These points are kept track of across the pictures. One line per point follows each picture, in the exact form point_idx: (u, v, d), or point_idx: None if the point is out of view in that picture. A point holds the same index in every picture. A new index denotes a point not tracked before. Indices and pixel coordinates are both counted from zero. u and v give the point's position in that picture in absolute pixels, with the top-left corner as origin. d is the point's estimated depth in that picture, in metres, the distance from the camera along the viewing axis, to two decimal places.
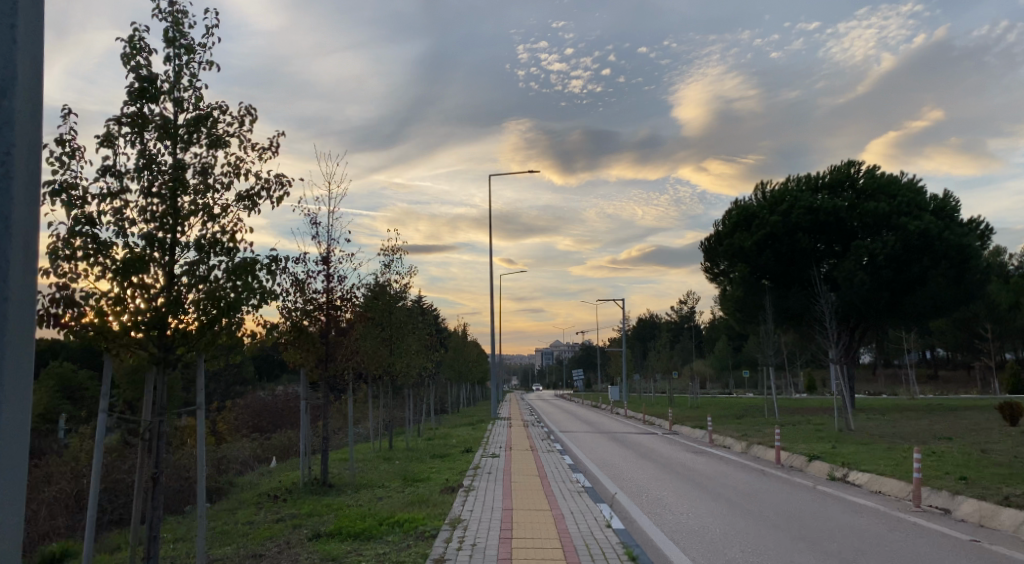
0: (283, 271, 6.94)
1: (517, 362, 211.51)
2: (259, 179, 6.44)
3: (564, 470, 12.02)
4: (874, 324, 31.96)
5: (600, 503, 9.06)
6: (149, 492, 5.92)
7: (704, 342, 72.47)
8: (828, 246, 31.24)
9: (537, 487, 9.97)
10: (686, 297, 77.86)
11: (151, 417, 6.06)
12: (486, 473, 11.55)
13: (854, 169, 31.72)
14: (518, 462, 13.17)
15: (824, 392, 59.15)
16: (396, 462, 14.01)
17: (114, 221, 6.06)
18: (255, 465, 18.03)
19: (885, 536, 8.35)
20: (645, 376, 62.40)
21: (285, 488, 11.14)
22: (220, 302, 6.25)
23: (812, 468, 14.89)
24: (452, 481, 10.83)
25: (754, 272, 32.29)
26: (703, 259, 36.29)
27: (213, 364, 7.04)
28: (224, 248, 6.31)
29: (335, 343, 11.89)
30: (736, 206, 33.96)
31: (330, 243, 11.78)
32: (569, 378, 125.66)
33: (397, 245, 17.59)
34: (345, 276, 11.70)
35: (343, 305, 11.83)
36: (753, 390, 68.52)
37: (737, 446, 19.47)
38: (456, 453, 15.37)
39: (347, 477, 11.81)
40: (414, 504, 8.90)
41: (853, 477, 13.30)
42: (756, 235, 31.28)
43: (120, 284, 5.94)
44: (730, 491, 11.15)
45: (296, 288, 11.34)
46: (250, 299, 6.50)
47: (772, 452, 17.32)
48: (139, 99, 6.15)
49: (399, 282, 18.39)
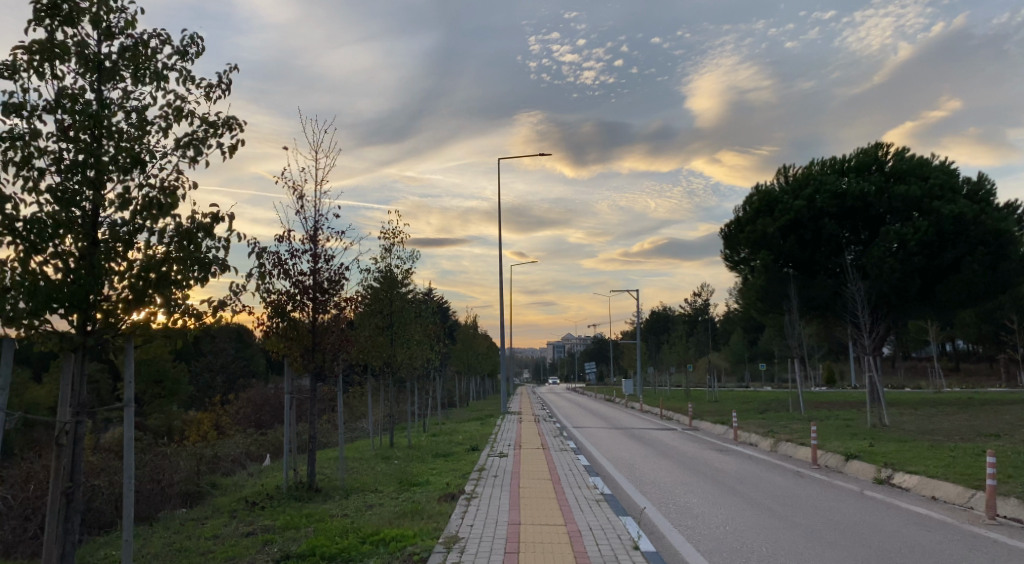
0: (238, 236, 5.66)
1: (528, 355, 210.51)
2: (203, 121, 5.22)
3: (579, 473, 10.73)
4: (903, 314, 30.41)
5: (623, 516, 7.83)
6: (61, 512, 4.80)
7: (719, 334, 71.05)
8: (855, 232, 29.82)
9: (548, 496, 8.72)
10: (700, 289, 76.53)
11: (67, 416, 4.82)
12: (492, 477, 10.33)
13: (883, 152, 30.18)
14: (526, 463, 11.85)
15: (844, 384, 57.66)
16: (395, 462, 12.75)
17: (20, 172, 4.84)
18: (247, 463, 16.89)
19: (966, 554, 7.06)
20: (659, 369, 61.05)
21: (268, 492, 9.97)
22: (153, 275, 4.99)
23: (852, 469, 13.56)
24: (454, 486, 9.61)
25: (777, 259, 30.79)
26: (723, 247, 34.83)
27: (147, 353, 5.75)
28: (159, 207, 5.05)
29: (323, 330, 10.69)
30: (758, 191, 32.52)
31: (317, 220, 10.57)
32: (581, 371, 124.35)
33: (398, 229, 16.46)
34: (335, 256, 10.46)
35: (332, 288, 10.60)
36: (770, 383, 67.12)
37: (764, 444, 18.16)
38: (461, 452, 14.14)
39: (338, 481, 10.58)
40: (406, 517, 7.67)
41: (902, 480, 11.94)
42: (780, 221, 29.84)
43: (23, 250, 4.70)
44: (773, 499, 9.84)
45: (279, 271, 10.15)
46: (195, 270, 5.24)
47: (802, 450, 16.02)
48: (49, 18, 4.94)
49: (402, 269, 17.19)
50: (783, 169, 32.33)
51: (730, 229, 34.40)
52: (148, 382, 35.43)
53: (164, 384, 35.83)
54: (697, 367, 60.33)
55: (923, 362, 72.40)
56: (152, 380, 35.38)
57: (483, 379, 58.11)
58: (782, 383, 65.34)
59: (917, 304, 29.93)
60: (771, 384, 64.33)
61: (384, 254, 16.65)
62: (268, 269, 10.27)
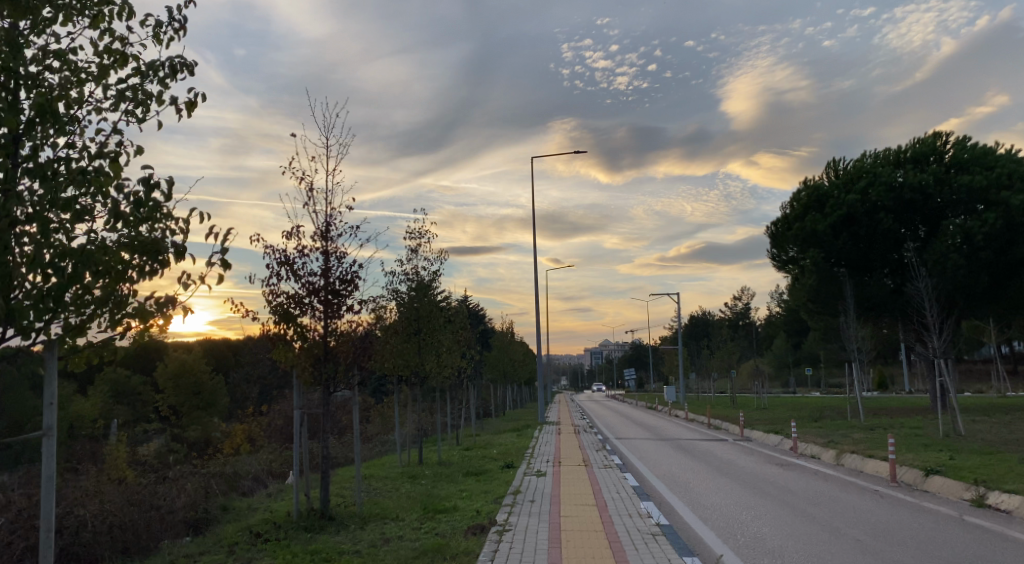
0: (189, 218, 4.49)
1: (567, 363, 209.11)
2: (145, 63, 4.09)
3: (627, 497, 9.39)
4: (970, 313, 28.25)
5: (687, 555, 6.57)
6: None
7: (763, 338, 68.89)
8: (914, 227, 27.94)
9: (594, 528, 7.43)
10: (740, 293, 74.75)
11: None
12: (528, 502, 9.10)
13: (942, 142, 28.19)
14: (566, 484, 10.53)
15: (898, 389, 54.94)
16: (422, 482, 11.54)
17: None
18: (269, 480, 15.94)
19: None
20: (702, 375, 59.21)
21: (277, 519, 8.88)
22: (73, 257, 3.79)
23: (937, 487, 11.93)
24: (484, 515, 8.36)
25: (828, 258, 28.99)
26: (770, 247, 33.05)
27: (83, 365, 4.63)
28: (85, 174, 3.87)
29: (335, 338, 9.55)
30: (806, 186, 30.82)
31: (329, 215, 9.45)
32: (619, 378, 122.51)
33: (425, 228, 15.39)
34: (346, 252, 9.29)
35: (345, 288, 9.43)
36: (819, 389, 64.50)
37: (827, 456, 16.54)
38: (494, 469, 12.95)
39: (355, 507, 9.39)
40: (424, 557, 6.41)
41: (1001, 501, 10.28)
42: (831, 218, 28.17)
43: None
44: (861, 531, 8.42)
45: (286, 272, 9.11)
46: (133, 258, 4.09)
47: (873, 464, 14.41)
48: None
49: (428, 272, 16.07)
50: (833, 163, 30.60)
51: (778, 227, 32.62)
52: (184, 394, 35.11)
53: (202, 396, 35.55)
54: (741, 373, 58.55)
55: (981, 365, 69.03)
56: (188, 392, 35.22)
57: (519, 387, 57.07)
58: (831, 389, 62.86)
59: (985, 302, 27.74)
60: (819, 390, 61.69)
61: (410, 255, 15.58)
62: (275, 269, 9.24)
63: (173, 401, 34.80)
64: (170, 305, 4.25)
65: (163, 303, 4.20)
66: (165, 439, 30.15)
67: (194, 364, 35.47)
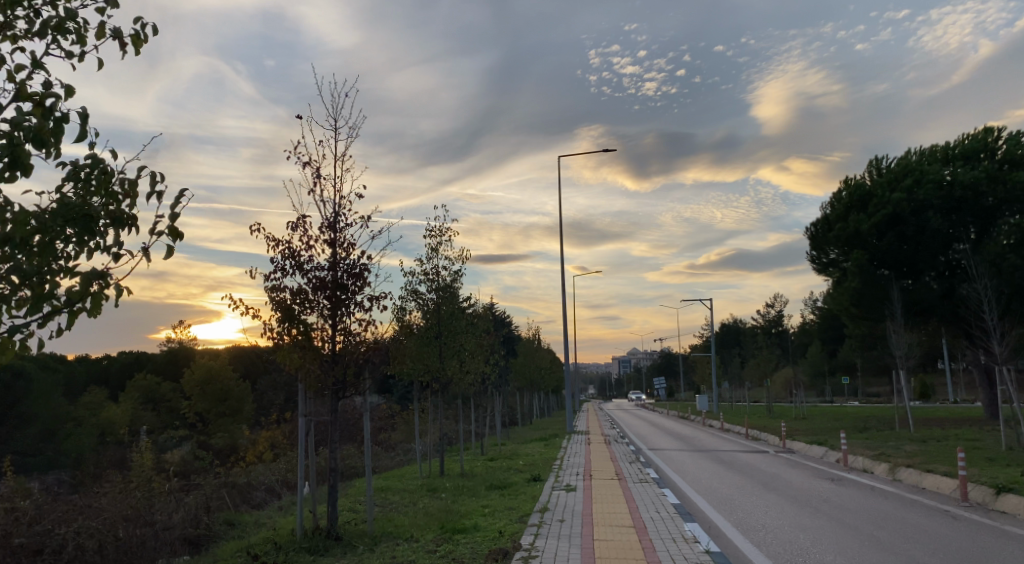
0: (130, 186, 3.76)
1: (595, 371, 207.30)
2: None
3: (669, 517, 8.39)
4: None
5: None
6: None
7: (798, 346, 66.92)
8: (964, 228, 26.37)
9: (632, 556, 6.44)
10: (774, 299, 73.15)
11: None
12: (556, 522, 8.13)
13: (994, 137, 26.63)
14: (599, 502, 9.50)
15: (940, 399, 52.82)
16: (442, 497, 10.65)
17: None
18: (283, 491, 15.20)
19: None
20: (736, 384, 57.66)
21: (278, 539, 8.04)
22: None
23: (1010, 507, 10.71)
24: (506, 537, 7.43)
25: (873, 260, 27.57)
26: (809, 248, 31.64)
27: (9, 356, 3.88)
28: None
29: (344, 338, 8.70)
30: (848, 185, 29.43)
31: (336, 203, 8.64)
32: (649, 386, 121.13)
33: (447, 225, 14.59)
34: (355, 243, 8.44)
35: (352, 282, 8.60)
36: (855, 398, 62.52)
37: (880, 470, 15.28)
38: (520, 482, 12.01)
39: (367, 525, 8.51)
40: None
41: None
42: (876, 217, 26.81)
43: None
44: (941, 558, 7.30)
45: (291, 264, 8.31)
46: (58, 229, 3.34)
47: (934, 480, 13.15)
48: None
49: (450, 273, 15.22)
50: (876, 161, 29.20)
51: (817, 228, 31.26)
52: (210, 400, 34.76)
53: (228, 403, 35.24)
54: (776, 382, 56.81)
55: None
56: (215, 398, 34.93)
57: (547, 396, 56.05)
58: (870, 398, 60.80)
59: None
60: (858, 399, 59.60)
61: (431, 254, 14.77)
62: (279, 263, 8.44)
63: (200, 408, 34.50)
64: (100, 279, 3.31)
65: (91, 275, 3.30)
66: (189, 447, 29.76)
67: (221, 371, 35.17)
